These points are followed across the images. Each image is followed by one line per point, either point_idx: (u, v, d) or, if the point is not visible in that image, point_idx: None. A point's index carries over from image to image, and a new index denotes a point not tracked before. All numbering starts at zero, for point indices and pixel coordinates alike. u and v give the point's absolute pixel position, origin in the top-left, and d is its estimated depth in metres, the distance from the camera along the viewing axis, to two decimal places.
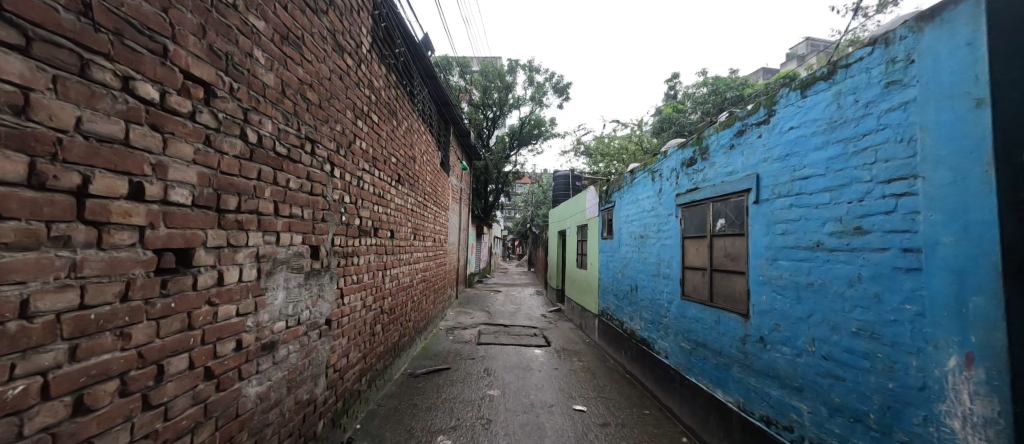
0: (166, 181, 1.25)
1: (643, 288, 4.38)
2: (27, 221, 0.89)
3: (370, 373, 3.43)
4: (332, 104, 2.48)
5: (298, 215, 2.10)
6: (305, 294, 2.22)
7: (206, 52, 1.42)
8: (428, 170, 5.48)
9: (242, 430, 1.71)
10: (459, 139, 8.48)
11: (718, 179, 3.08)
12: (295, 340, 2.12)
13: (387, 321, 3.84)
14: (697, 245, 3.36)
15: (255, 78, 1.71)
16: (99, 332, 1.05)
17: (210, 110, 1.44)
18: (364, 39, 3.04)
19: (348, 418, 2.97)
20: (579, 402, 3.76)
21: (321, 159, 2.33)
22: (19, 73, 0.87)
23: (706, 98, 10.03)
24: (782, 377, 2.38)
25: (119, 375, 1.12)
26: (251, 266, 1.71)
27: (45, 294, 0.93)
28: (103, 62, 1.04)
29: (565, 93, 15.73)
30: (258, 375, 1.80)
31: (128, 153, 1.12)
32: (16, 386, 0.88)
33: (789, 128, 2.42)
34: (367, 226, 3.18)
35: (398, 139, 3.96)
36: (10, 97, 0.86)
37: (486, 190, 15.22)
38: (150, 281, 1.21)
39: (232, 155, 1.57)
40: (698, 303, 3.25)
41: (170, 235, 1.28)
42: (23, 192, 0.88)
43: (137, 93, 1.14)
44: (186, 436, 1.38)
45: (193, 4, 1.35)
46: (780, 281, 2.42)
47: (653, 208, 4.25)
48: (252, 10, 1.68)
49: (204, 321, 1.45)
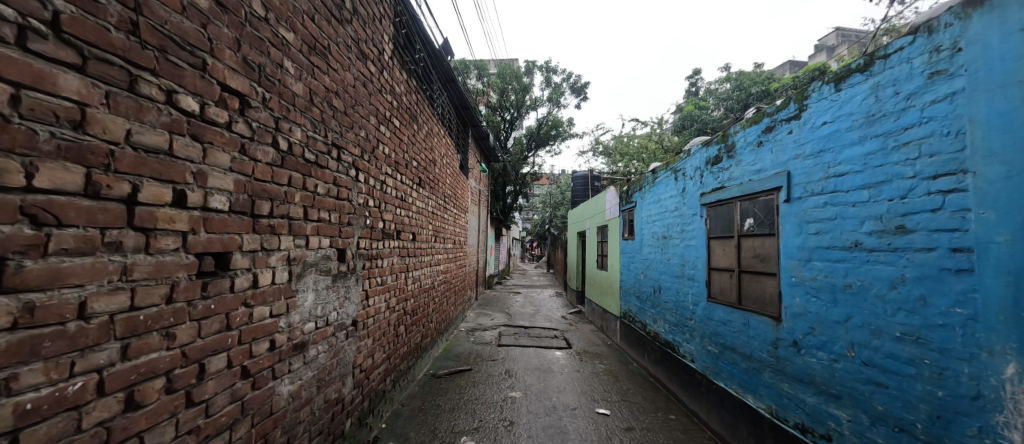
0: (206, 189, 1.31)
1: (666, 290, 4.29)
2: (84, 228, 0.95)
3: (394, 374, 3.50)
4: (356, 110, 2.55)
5: (326, 219, 2.16)
6: (333, 296, 2.28)
7: (241, 64, 1.49)
8: (447, 173, 5.56)
9: (276, 427, 1.77)
10: (478, 142, 8.57)
11: (745, 177, 2.98)
12: (323, 341, 2.18)
13: (410, 322, 3.91)
14: (724, 245, 3.27)
15: (285, 87, 1.78)
16: (147, 332, 1.11)
17: (244, 119, 1.51)
18: (386, 46, 3.11)
19: (374, 417, 3.03)
20: (602, 405, 3.72)
21: (347, 164, 2.40)
22: (76, 90, 0.93)
23: (729, 94, 9.71)
24: (817, 383, 2.28)
25: (165, 373, 1.18)
26: (283, 269, 1.78)
27: (100, 297, 0.99)
28: (149, 77, 1.11)
29: (583, 93, 15.67)
30: (290, 374, 1.86)
31: (172, 162, 1.18)
32: (75, 382, 0.94)
33: (821, 123, 2.32)
34: (390, 229, 3.25)
35: (418, 143, 4.03)
36: (69, 113, 0.92)
37: (504, 191, 15.29)
38: (192, 283, 1.27)
39: (265, 162, 1.63)
40: (726, 305, 3.16)
41: (210, 240, 1.34)
42: (81, 202, 0.94)
43: (179, 105, 1.21)
44: (225, 432, 1.44)
45: (228, 20, 1.42)
46: (815, 283, 2.32)
47: (676, 208, 4.16)
48: (282, 23, 1.75)
49: (240, 322, 1.51)
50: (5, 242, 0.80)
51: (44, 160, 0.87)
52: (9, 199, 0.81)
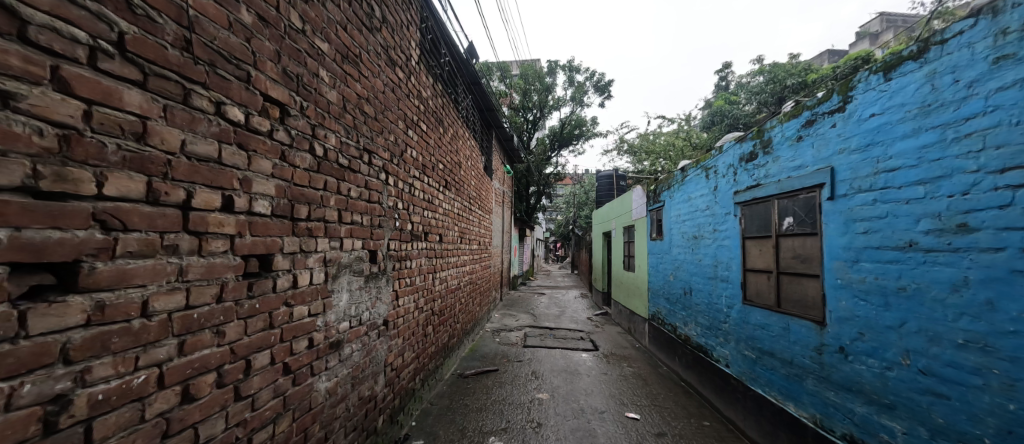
0: (251, 194, 1.39)
1: (697, 291, 4.15)
2: (146, 232, 1.02)
3: (423, 373, 3.56)
4: (386, 115, 2.62)
5: (358, 221, 2.23)
6: (366, 296, 2.35)
7: (281, 75, 1.56)
8: (472, 174, 5.60)
9: (315, 422, 1.84)
10: (502, 143, 8.61)
11: (783, 174, 2.84)
12: (357, 340, 2.26)
13: (438, 323, 3.97)
14: (761, 245, 3.13)
15: (321, 96, 1.85)
16: (200, 329, 1.19)
17: (284, 127, 1.58)
18: (413, 52, 3.18)
19: (404, 415, 3.10)
20: (632, 409, 3.64)
21: (378, 168, 2.47)
22: (138, 105, 0.99)
23: (762, 87, 9.19)
24: (867, 392, 2.14)
25: (216, 368, 1.25)
26: (319, 270, 1.85)
27: (160, 296, 1.06)
28: (200, 90, 1.18)
29: (606, 91, 15.43)
30: (327, 371, 1.94)
31: (221, 169, 1.26)
32: (139, 375, 1.01)
33: (868, 115, 2.18)
34: (418, 231, 3.32)
35: (444, 146, 4.10)
36: (132, 126, 0.98)
37: (527, 191, 15.29)
38: (239, 283, 1.35)
39: (303, 168, 1.71)
40: (764, 308, 3.03)
41: (254, 242, 1.42)
42: (143, 207, 1.01)
43: (227, 116, 1.28)
44: (269, 426, 1.52)
45: (270, 33, 1.50)
46: (863, 285, 2.18)
47: (707, 207, 4.02)
48: (317, 34, 1.82)
49: (282, 321, 1.59)
50: (77, 246, 0.87)
51: (112, 170, 0.93)
52: (83, 206, 0.88)
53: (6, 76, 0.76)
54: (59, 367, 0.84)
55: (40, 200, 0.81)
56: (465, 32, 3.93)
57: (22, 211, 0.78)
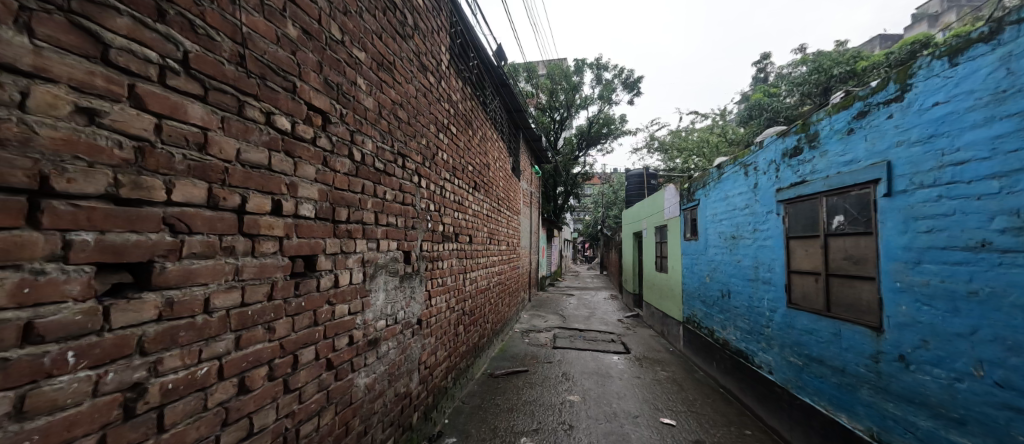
0: (297, 198, 1.47)
1: (736, 294, 3.97)
2: (207, 235, 1.10)
3: (455, 372, 3.62)
4: (418, 119, 2.69)
5: (393, 223, 2.31)
6: (401, 296, 2.43)
7: (323, 84, 1.64)
8: (500, 175, 5.63)
9: (355, 416, 1.92)
10: (530, 143, 8.60)
11: (832, 169, 2.67)
12: (393, 338, 2.33)
13: (468, 322, 4.03)
14: (808, 245, 2.96)
15: (358, 103, 1.93)
16: (253, 325, 1.27)
17: (326, 134, 1.66)
18: (444, 57, 3.24)
19: (437, 412, 3.16)
20: (667, 415, 3.54)
21: (411, 171, 2.54)
22: (201, 117, 1.08)
23: (805, 78, 8.43)
24: (932, 405, 1.98)
25: (267, 362, 1.34)
26: (358, 270, 1.93)
27: (219, 294, 1.14)
28: (253, 102, 1.27)
29: (635, 88, 15.06)
30: (366, 368, 2.01)
31: (271, 176, 1.34)
32: (202, 367, 1.09)
33: (931, 104, 2.01)
34: (449, 232, 3.37)
35: (473, 148, 4.15)
36: (195, 137, 1.07)
37: (555, 192, 15.19)
38: (287, 282, 1.43)
39: (343, 172, 1.78)
40: (812, 312, 2.85)
41: (300, 244, 1.50)
42: (205, 211, 1.09)
43: (275, 125, 1.37)
44: (315, 418, 1.60)
45: (313, 45, 1.58)
46: (926, 288, 2.01)
47: (746, 205, 3.84)
48: (355, 44, 1.90)
49: (325, 319, 1.67)
50: (150, 248, 0.95)
51: (179, 177, 1.01)
52: (155, 211, 0.95)
53: (92, 95, 0.83)
54: (136, 358, 0.92)
55: (120, 206, 0.89)
56: (493, 34, 3.97)
57: (105, 216, 0.86)
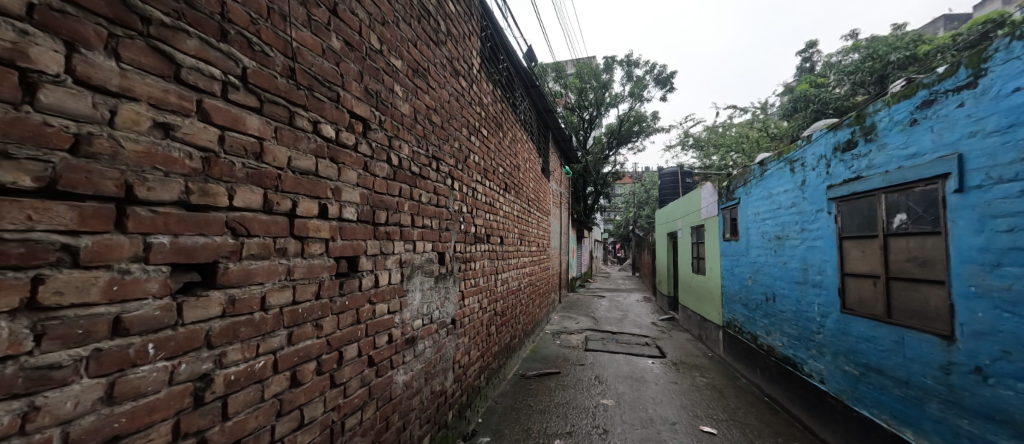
0: (341, 202, 1.54)
1: (783, 297, 3.75)
2: (263, 237, 1.18)
3: (488, 371, 3.66)
4: (451, 123, 2.75)
5: (429, 225, 2.37)
6: (436, 296, 2.49)
7: (364, 93, 1.72)
8: (530, 176, 5.64)
9: (395, 412, 1.98)
10: (559, 143, 8.55)
11: (891, 164, 2.47)
12: (429, 336, 2.39)
13: (500, 323, 4.06)
14: (865, 246, 2.75)
15: (396, 109, 2.00)
16: (303, 322, 1.35)
17: (366, 140, 1.73)
18: (475, 60, 3.29)
19: (471, 411, 3.21)
20: (707, 423, 3.40)
21: (444, 174, 2.59)
22: (257, 129, 1.16)
23: (857, 66, 7.84)
24: (1016, 423, 1.79)
25: (316, 357, 1.42)
26: (396, 271, 2.00)
27: (274, 292, 1.22)
28: (302, 112, 1.34)
29: (668, 84, 14.61)
30: (404, 365, 2.08)
31: (318, 181, 1.42)
32: (260, 360, 1.17)
33: (1012, 90, 1.82)
34: (481, 233, 3.42)
35: (504, 150, 4.18)
36: (252, 146, 1.15)
37: (585, 192, 14.99)
38: (333, 282, 1.50)
39: (382, 177, 1.86)
40: (870, 318, 2.65)
41: (344, 245, 1.57)
42: (261, 216, 1.17)
43: (322, 133, 1.44)
44: (358, 411, 1.67)
45: (354, 56, 1.65)
46: (1008, 294, 1.82)
47: (793, 204, 3.62)
48: (392, 52, 1.97)
49: (367, 317, 1.74)
50: (215, 249, 1.03)
51: (239, 184, 1.09)
52: (219, 215, 1.04)
53: (167, 111, 0.91)
54: (204, 350, 1.00)
55: (191, 211, 0.97)
56: (523, 36, 3.98)
57: (178, 221, 0.94)
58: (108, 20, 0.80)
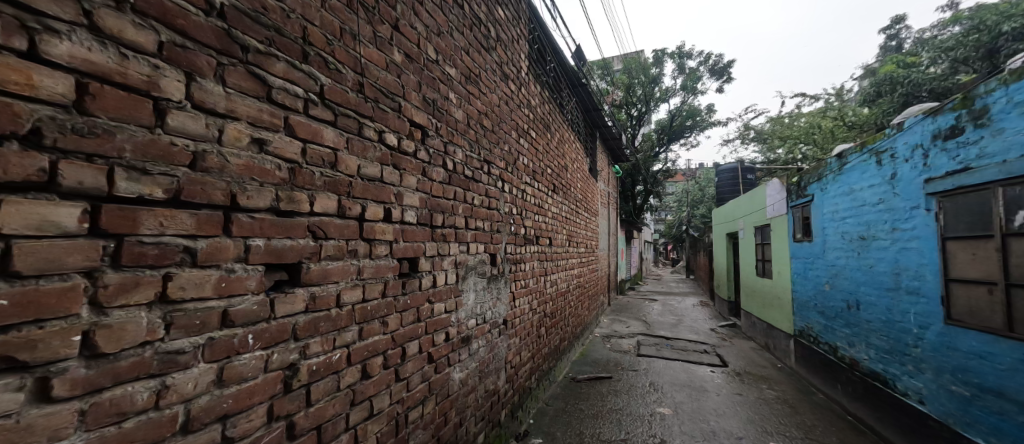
0: (403, 206, 1.63)
1: (869, 305, 3.35)
2: (338, 240, 1.28)
3: (538, 373, 3.67)
4: (501, 127, 2.80)
5: (481, 227, 2.43)
6: (489, 296, 2.54)
7: (422, 102, 1.80)
8: (578, 177, 5.57)
9: (452, 407, 2.06)
10: (607, 142, 8.33)
11: (1010, 153, 2.13)
12: (483, 336, 2.45)
13: (549, 324, 4.05)
14: (976, 248, 2.38)
15: (450, 116, 2.07)
16: (371, 318, 1.44)
17: (425, 147, 1.82)
18: (523, 63, 3.32)
19: (523, 412, 3.23)
20: (778, 440, 3.13)
21: (495, 177, 2.64)
22: (332, 140, 1.26)
23: (959, 40, 6.83)
24: None
25: (383, 352, 1.51)
26: (452, 272, 2.07)
27: (347, 290, 1.32)
28: (369, 123, 1.44)
29: (724, 74, 13.71)
30: (460, 363, 2.15)
31: (384, 187, 1.51)
32: (336, 353, 1.27)
33: None
34: (531, 235, 3.44)
35: (552, 151, 4.18)
36: (328, 156, 1.25)
37: (634, 191, 14.47)
38: (396, 282, 1.59)
39: (439, 181, 1.94)
40: (986, 332, 2.29)
41: (406, 247, 1.66)
42: (336, 220, 1.27)
43: (387, 142, 1.54)
44: (419, 405, 1.75)
45: (413, 67, 1.74)
46: None
47: (880, 200, 3.23)
48: (447, 61, 2.05)
49: (426, 316, 1.83)
50: (300, 250, 1.14)
51: (318, 192, 1.20)
52: (302, 220, 1.14)
53: (262, 128, 1.03)
54: (291, 342, 1.11)
55: (280, 216, 1.08)
56: (571, 35, 3.95)
57: (271, 225, 1.05)
58: (217, 51, 0.92)
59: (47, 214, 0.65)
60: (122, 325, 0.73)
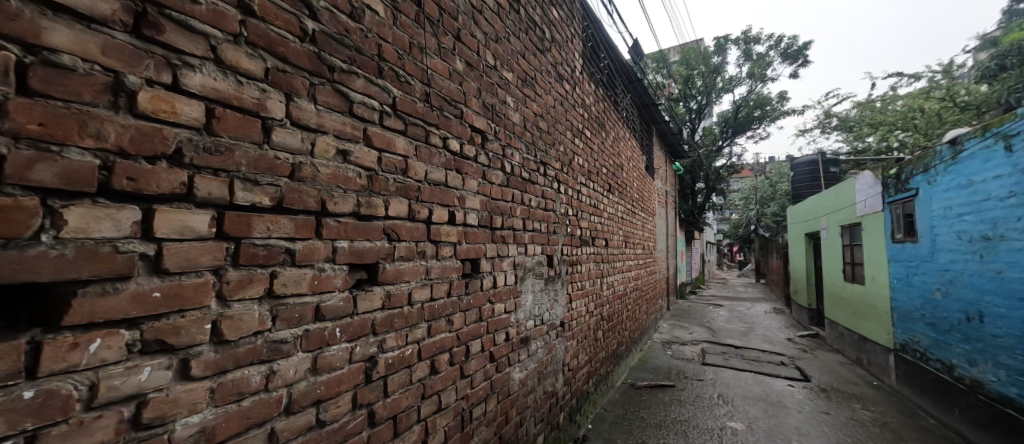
0: (465, 208, 1.69)
1: (998, 317, 2.84)
2: (409, 242, 1.37)
3: (596, 377, 3.59)
4: (557, 128, 2.79)
5: (538, 228, 2.44)
6: (546, 298, 2.54)
7: (482, 107, 1.86)
8: (634, 175, 5.37)
9: (513, 407, 2.08)
10: (664, 138, 7.94)
11: None
12: (541, 337, 2.45)
13: (607, 327, 3.94)
14: None
15: (508, 119, 2.11)
16: (438, 316, 1.51)
17: (484, 151, 1.87)
18: (577, 62, 3.29)
19: (581, 416, 3.18)
20: None
21: (551, 178, 2.64)
22: (403, 149, 1.34)
23: None
24: None
25: (449, 349, 1.57)
26: (510, 273, 2.10)
27: (417, 289, 1.40)
28: (435, 130, 1.52)
29: (799, 57, 12.43)
30: (520, 363, 2.17)
31: (448, 191, 1.58)
32: (408, 348, 1.35)
33: None
34: (587, 236, 3.38)
35: (607, 150, 4.07)
36: (399, 164, 1.33)
37: (694, 189, 13.62)
38: (459, 282, 1.65)
39: (498, 184, 1.98)
40: None
41: (469, 248, 1.72)
42: (407, 223, 1.36)
43: (450, 148, 1.61)
44: (482, 402, 1.80)
45: (473, 74, 1.80)
46: None
47: (1012, 193, 2.72)
48: (504, 66, 2.08)
49: (487, 315, 1.88)
50: (378, 252, 1.23)
51: (392, 197, 1.29)
52: (378, 224, 1.23)
53: (346, 140, 1.13)
54: (371, 336, 1.20)
55: (361, 220, 1.17)
56: (627, 30, 3.82)
57: (354, 229, 1.15)
58: (309, 73, 1.03)
59: (186, 220, 0.76)
60: (239, 316, 0.85)
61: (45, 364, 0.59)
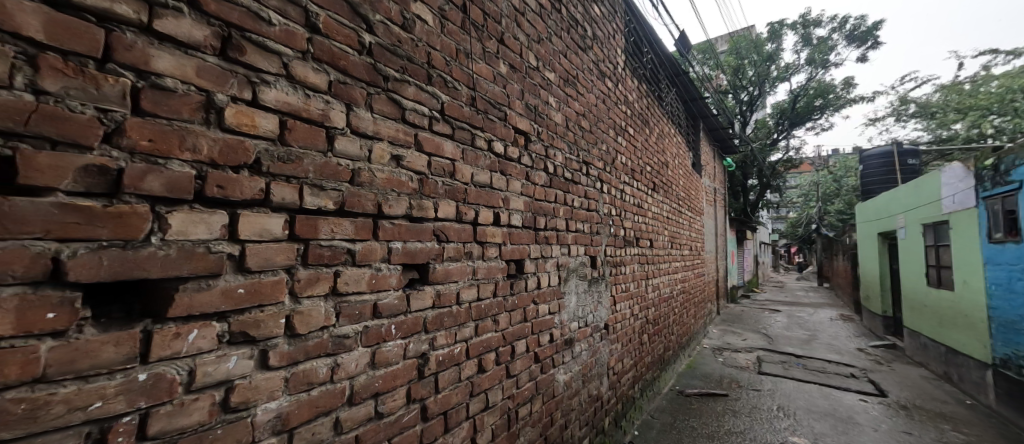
0: (509, 209, 1.70)
1: None
2: (457, 243, 1.40)
3: (642, 382, 3.48)
4: (599, 126, 2.74)
5: (581, 229, 2.41)
6: (590, 299, 2.50)
7: (525, 109, 1.87)
8: (680, 173, 5.14)
9: (557, 409, 2.07)
10: (712, 133, 7.52)
11: None
12: (585, 339, 2.42)
13: (652, 331, 3.81)
14: None
15: (550, 119, 2.10)
16: (484, 316, 1.54)
17: (528, 152, 1.88)
18: (620, 59, 3.21)
19: (627, 422, 3.10)
20: None
21: (594, 178, 2.59)
22: (451, 152, 1.39)
23: None
24: None
25: (495, 349, 1.59)
26: (554, 273, 2.09)
27: (465, 289, 1.44)
28: (480, 133, 1.55)
29: (869, 39, 11.28)
30: (564, 365, 2.15)
31: (493, 193, 1.61)
32: (457, 347, 1.39)
33: None
34: (631, 237, 3.28)
35: (651, 147, 3.94)
36: (447, 167, 1.37)
37: (746, 186, 12.79)
38: (505, 282, 1.67)
39: (541, 185, 1.98)
40: None
41: (513, 249, 1.73)
42: (455, 224, 1.39)
43: (495, 150, 1.63)
44: (528, 402, 1.80)
45: (516, 76, 1.81)
46: None
47: None
48: (546, 66, 2.08)
49: (532, 316, 1.88)
50: (428, 252, 1.28)
51: (441, 200, 1.33)
52: (429, 225, 1.28)
53: (400, 146, 1.18)
54: (423, 333, 1.24)
55: (413, 222, 1.22)
56: (672, 21, 3.67)
57: (407, 230, 1.20)
58: (366, 83, 1.09)
59: (265, 223, 0.84)
60: (308, 312, 0.92)
61: (154, 350, 0.67)
